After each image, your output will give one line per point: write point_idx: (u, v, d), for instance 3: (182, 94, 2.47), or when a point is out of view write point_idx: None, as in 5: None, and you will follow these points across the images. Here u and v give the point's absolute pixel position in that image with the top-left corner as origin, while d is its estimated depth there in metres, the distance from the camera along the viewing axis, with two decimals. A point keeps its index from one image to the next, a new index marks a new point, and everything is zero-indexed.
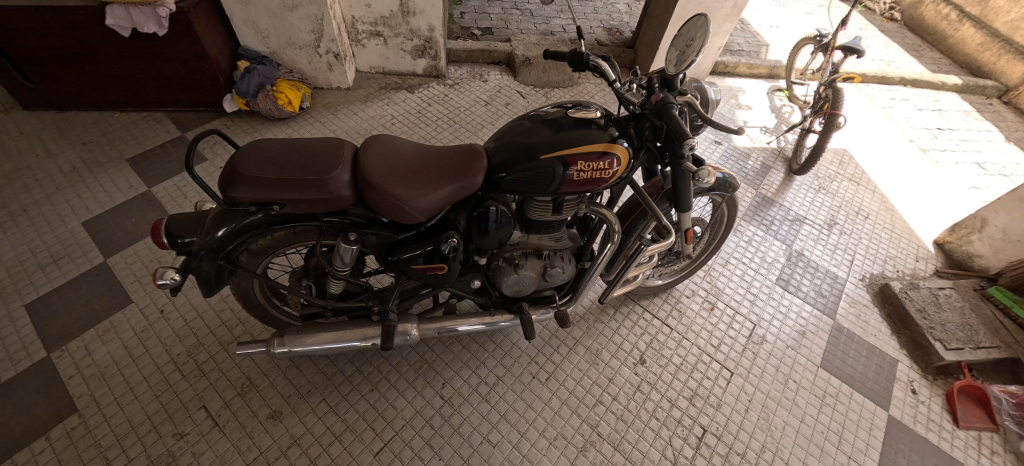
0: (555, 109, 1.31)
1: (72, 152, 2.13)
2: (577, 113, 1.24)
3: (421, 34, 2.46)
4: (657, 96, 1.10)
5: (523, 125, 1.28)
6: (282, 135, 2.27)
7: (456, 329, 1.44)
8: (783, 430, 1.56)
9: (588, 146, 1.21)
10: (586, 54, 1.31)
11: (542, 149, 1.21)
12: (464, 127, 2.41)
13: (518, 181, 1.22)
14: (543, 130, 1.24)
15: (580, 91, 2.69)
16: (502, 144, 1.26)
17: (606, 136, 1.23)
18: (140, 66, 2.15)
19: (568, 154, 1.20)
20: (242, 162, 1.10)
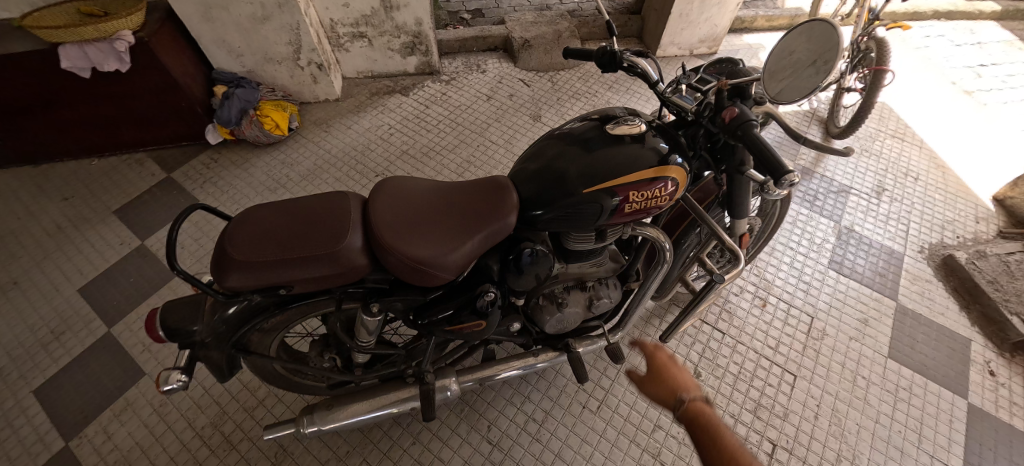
0: (588, 123, 1.14)
1: (55, 210, 1.98)
2: (619, 129, 1.06)
3: (409, 30, 2.23)
4: (732, 113, 0.92)
5: (554, 149, 1.11)
6: (274, 163, 2.10)
7: (497, 377, 1.33)
8: (858, 435, 1.44)
9: (638, 172, 1.04)
10: (620, 53, 1.14)
11: (583, 180, 1.04)
12: (468, 128, 2.22)
13: (559, 219, 1.06)
14: (582, 156, 1.06)
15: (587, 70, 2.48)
16: (535, 174, 1.09)
17: (656, 156, 1.05)
18: (109, 107, 1.96)
19: (616, 183, 1.03)
20: (237, 242, 0.93)
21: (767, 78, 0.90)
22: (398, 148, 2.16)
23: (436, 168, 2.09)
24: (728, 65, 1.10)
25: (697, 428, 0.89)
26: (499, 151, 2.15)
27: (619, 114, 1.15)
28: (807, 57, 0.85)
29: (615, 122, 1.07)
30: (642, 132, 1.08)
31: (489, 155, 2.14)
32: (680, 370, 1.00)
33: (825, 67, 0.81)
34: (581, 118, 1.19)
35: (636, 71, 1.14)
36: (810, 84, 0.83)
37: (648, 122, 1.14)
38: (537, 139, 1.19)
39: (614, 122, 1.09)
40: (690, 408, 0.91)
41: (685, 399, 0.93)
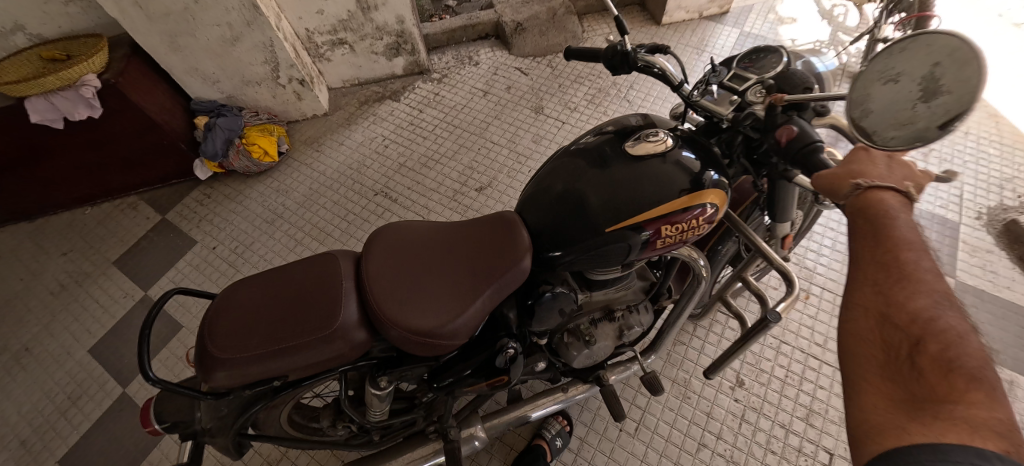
0: (604, 141, 0.98)
1: (55, 268, 1.92)
2: (641, 151, 0.92)
3: (391, 29, 2.06)
4: (787, 131, 0.76)
5: (567, 178, 0.96)
6: (269, 192, 2.00)
7: (529, 417, 1.23)
8: None
9: (668, 202, 0.89)
10: (632, 52, 0.95)
11: (604, 217, 0.90)
12: (467, 130, 2.08)
13: (582, 262, 0.93)
14: (600, 186, 0.92)
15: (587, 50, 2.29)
16: (547, 211, 0.96)
17: (688, 178, 0.90)
18: (89, 155, 1.86)
19: (644, 218, 0.89)
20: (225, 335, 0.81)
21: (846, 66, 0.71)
22: (395, 161, 2.02)
23: (437, 178, 1.96)
24: (766, 54, 0.91)
25: (862, 220, 0.68)
26: (503, 152, 2.00)
27: (639, 127, 0.99)
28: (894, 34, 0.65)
29: (636, 142, 0.92)
30: (669, 150, 0.92)
31: (492, 157, 1.99)
32: (887, 159, 0.70)
33: (904, 48, 0.63)
34: (595, 132, 1.03)
35: (655, 72, 0.95)
36: (878, 68, 0.65)
37: (674, 132, 0.97)
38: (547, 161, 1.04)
39: (635, 141, 0.94)
40: (870, 195, 0.67)
41: (871, 181, 0.68)
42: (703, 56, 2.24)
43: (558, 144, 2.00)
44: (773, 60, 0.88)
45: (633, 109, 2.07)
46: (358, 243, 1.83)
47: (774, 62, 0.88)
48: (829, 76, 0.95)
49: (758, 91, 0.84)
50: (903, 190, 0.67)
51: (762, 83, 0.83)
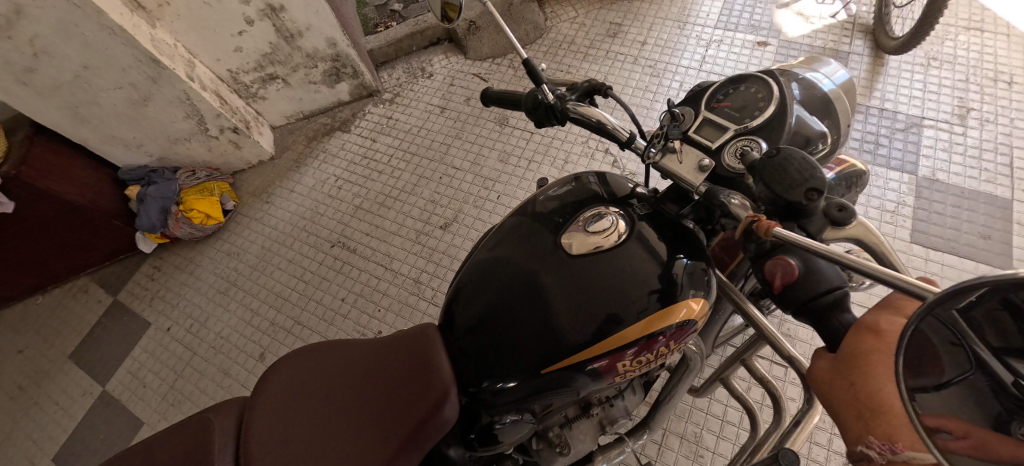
0: (547, 221, 0.76)
1: (9, 369, 1.79)
2: (590, 247, 0.69)
3: (324, 54, 1.82)
4: (787, 265, 0.50)
5: (503, 280, 0.75)
6: (223, 257, 1.83)
7: None
8: None
9: (630, 320, 0.66)
10: (557, 104, 0.68)
11: (551, 343, 0.69)
12: (426, 157, 1.86)
13: (529, 399, 0.73)
14: (543, 297, 0.71)
15: (552, 41, 2.01)
16: (483, 326, 0.75)
17: (655, 279, 0.66)
18: (17, 248, 1.69)
19: (601, 346, 0.67)
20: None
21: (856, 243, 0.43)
22: (351, 204, 1.83)
23: (399, 219, 1.76)
24: (745, 87, 0.64)
25: None
26: (467, 178, 1.78)
27: (589, 198, 0.75)
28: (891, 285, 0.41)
29: (582, 231, 0.70)
30: (626, 240, 0.69)
31: (456, 186, 1.77)
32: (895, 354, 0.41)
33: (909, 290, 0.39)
34: (538, 203, 0.80)
35: (596, 127, 0.69)
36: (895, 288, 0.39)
37: (631, 205, 0.73)
38: (484, 244, 0.83)
39: (583, 227, 0.70)
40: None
41: (892, 450, 0.37)
42: (686, 29, 1.94)
43: (527, 160, 1.75)
44: (755, 98, 0.62)
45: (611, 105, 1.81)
46: (319, 307, 1.65)
47: (756, 100, 0.62)
48: (841, 95, 0.67)
49: (739, 151, 0.59)
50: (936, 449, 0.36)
51: (745, 138, 0.59)
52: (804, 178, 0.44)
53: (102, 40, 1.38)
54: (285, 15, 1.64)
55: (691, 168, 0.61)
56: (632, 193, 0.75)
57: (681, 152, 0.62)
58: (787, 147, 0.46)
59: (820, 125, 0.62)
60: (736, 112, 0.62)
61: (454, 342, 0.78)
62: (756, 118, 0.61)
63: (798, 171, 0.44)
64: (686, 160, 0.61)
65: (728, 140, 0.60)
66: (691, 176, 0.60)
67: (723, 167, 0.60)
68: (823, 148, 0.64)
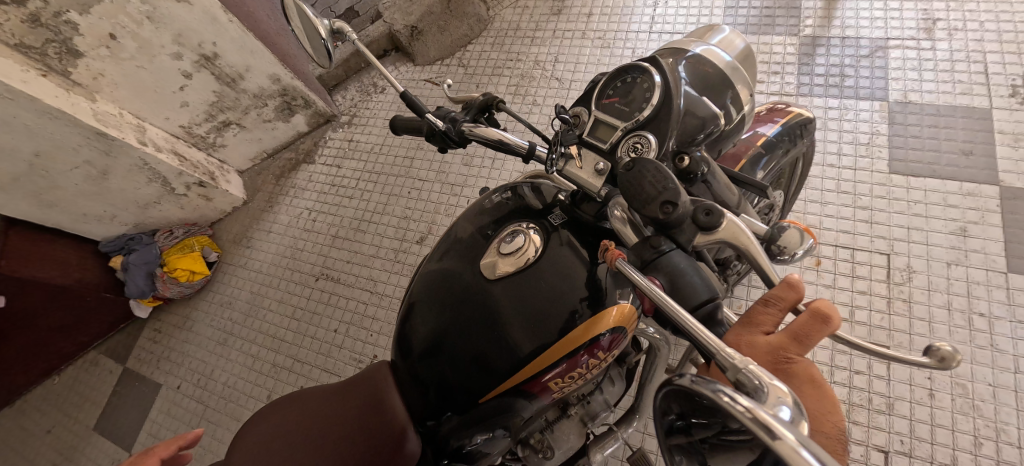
0: (478, 240, 0.75)
1: (41, 450, 1.86)
2: (517, 262, 0.69)
3: (271, 92, 1.82)
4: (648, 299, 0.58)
5: (441, 301, 0.73)
6: (217, 307, 1.86)
7: None
8: (994, 402, 1.12)
9: (576, 327, 0.65)
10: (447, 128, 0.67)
11: (503, 358, 0.68)
12: (393, 173, 1.85)
13: (491, 420, 0.71)
14: (483, 313, 0.69)
15: (498, 31, 1.96)
16: (428, 353, 0.73)
17: (585, 286, 0.67)
18: (20, 337, 1.74)
19: (555, 357, 0.66)
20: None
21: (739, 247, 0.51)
22: (328, 234, 1.83)
23: (376, 240, 1.76)
24: (632, 79, 0.61)
25: None
26: (435, 188, 1.76)
27: (513, 211, 0.76)
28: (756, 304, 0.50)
29: (503, 244, 0.69)
30: (548, 250, 0.70)
31: (426, 198, 1.76)
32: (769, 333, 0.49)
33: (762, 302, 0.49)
34: (468, 221, 0.79)
35: (495, 144, 0.68)
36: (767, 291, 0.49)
37: (548, 218, 0.74)
38: (425, 264, 0.82)
39: (507, 242, 0.70)
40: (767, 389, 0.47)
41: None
42: None
43: (491, 159, 1.73)
44: (643, 91, 0.60)
45: (566, 87, 1.76)
46: (315, 342, 1.67)
47: (643, 93, 0.59)
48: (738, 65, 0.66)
49: (629, 150, 0.58)
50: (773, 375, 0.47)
51: (632, 136, 0.58)
52: (657, 191, 0.51)
53: (45, 125, 1.39)
54: (220, 61, 1.64)
55: (590, 173, 0.60)
56: (552, 202, 0.76)
57: (580, 157, 0.61)
58: (644, 159, 0.53)
59: (710, 106, 0.61)
60: (624, 103, 0.60)
61: (410, 368, 0.76)
62: (643, 113, 0.58)
63: (652, 184, 0.51)
64: (585, 165, 0.61)
65: (618, 140, 0.59)
66: (592, 181, 0.60)
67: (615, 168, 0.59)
68: (721, 126, 0.64)
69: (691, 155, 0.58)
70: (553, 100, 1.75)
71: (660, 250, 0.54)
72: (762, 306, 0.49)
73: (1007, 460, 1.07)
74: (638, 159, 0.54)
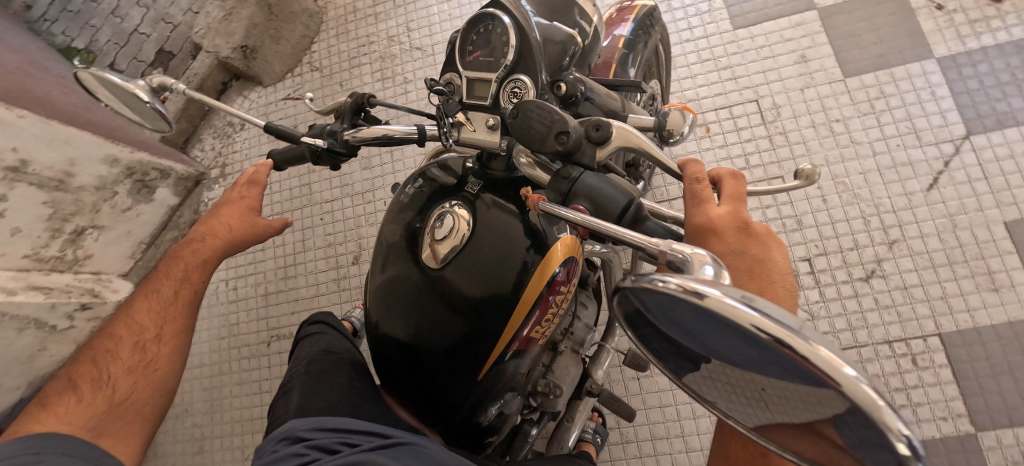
0: (413, 233, 0.84)
1: None
2: (456, 239, 0.77)
3: (115, 176, 1.59)
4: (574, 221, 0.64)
5: (408, 298, 0.82)
6: (173, 419, 1.67)
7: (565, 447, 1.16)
8: (868, 187, 1.44)
9: (534, 279, 0.78)
10: (335, 144, 0.78)
11: (486, 324, 0.78)
12: (294, 205, 1.74)
13: (492, 381, 0.82)
14: (450, 293, 0.79)
15: (336, 19, 1.83)
16: (417, 353, 0.82)
17: (525, 236, 0.80)
18: None
19: (528, 309, 0.78)
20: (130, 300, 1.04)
21: (634, 143, 0.57)
22: (257, 295, 1.70)
23: (309, 279, 1.67)
24: (484, 29, 0.69)
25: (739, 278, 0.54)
26: (347, 203, 1.70)
27: (436, 194, 0.85)
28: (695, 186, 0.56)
29: (438, 225, 0.77)
30: (479, 216, 0.80)
31: (341, 216, 1.70)
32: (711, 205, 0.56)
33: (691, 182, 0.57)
34: (401, 217, 0.88)
35: (385, 138, 0.78)
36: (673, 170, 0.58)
37: (467, 190, 0.83)
38: (373, 276, 0.89)
39: (440, 224, 0.79)
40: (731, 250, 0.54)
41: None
42: None
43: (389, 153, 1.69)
44: (500, 39, 0.67)
45: (430, 54, 1.71)
46: None
47: (501, 39, 0.67)
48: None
49: (512, 94, 0.68)
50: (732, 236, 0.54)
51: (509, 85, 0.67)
52: (547, 126, 0.56)
53: None
54: (32, 166, 1.37)
55: (485, 130, 0.69)
56: (465, 173, 0.86)
57: (469, 120, 0.70)
58: (524, 105, 0.56)
59: (565, 30, 0.70)
60: (491, 56, 0.68)
61: (412, 359, 0.83)
62: (507, 60, 0.67)
63: (541, 123, 0.56)
64: (477, 124, 0.69)
65: (495, 93, 0.68)
66: (489, 139, 0.69)
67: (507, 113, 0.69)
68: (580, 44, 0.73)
69: (565, 80, 0.72)
70: (423, 72, 1.70)
71: (573, 176, 0.61)
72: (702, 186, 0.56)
73: (890, 224, 1.42)
74: (519, 103, 0.57)
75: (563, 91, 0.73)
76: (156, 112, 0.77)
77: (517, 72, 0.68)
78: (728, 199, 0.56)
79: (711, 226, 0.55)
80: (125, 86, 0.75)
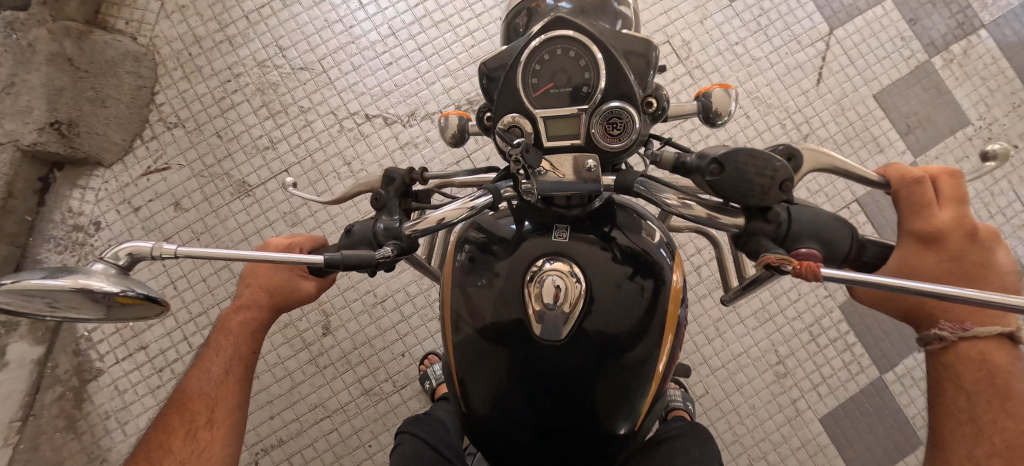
0: (496, 304, 0.68)
1: None
2: (569, 300, 0.62)
3: None
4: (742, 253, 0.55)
5: (520, 374, 0.67)
6: None
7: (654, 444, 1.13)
8: (775, 95, 1.48)
9: (658, 302, 0.68)
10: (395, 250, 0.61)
11: (620, 368, 0.67)
12: (218, 296, 1.40)
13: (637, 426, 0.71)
14: (568, 355, 0.66)
15: (175, 56, 1.44)
16: (552, 431, 0.68)
17: (624, 262, 0.68)
18: None
19: (664, 336, 0.69)
20: (178, 387, 0.79)
21: (827, 164, 0.53)
22: None
23: (276, 372, 1.40)
24: (554, 53, 0.58)
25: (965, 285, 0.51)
26: None
27: (505, 251, 0.71)
28: (913, 192, 0.53)
29: (542, 292, 0.61)
30: (575, 263, 0.66)
31: None
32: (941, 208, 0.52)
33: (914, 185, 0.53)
34: (462, 288, 0.72)
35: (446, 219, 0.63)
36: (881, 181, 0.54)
37: (555, 238, 0.69)
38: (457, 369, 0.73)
39: (539, 287, 0.62)
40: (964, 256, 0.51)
41: (964, 329, 0.51)
42: None
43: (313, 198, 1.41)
44: (576, 63, 0.57)
45: (319, 73, 1.44)
46: None
47: (576, 63, 0.57)
48: None
49: (608, 126, 0.57)
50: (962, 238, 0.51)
51: (610, 112, 0.56)
52: (771, 177, 0.48)
53: None
54: None
55: (578, 172, 0.58)
56: (520, 216, 0.73)
57: (553, 166, 0.58)
58: (728, 153, 0.49)
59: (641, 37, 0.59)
60: (574, 84, 0.57)
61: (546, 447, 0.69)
62: (592, 88, 0.57)
63: (761, 174, 0.48)
64: (566, 167, 0.57)
65: (593, 126, 0.56)
66: (587, 181, 0.57)
67: (602, 148, 0.58)
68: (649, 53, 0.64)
69: (653, 94, 0.59)
70: (318, 95, 1.44)
71: (782, 216, 0.52)
72: (920, 186, 0.52)
73: (800, 122, 1.47)
74: (723, 155, 0.49)
75: (655, 108, 0.59)
76: (140, 299, 0.47)
77: (608, 97, 0.57)
78: (950, 202, 0.52)
79: (933, 233, 0.52)
80: (68, 286, 0.44)
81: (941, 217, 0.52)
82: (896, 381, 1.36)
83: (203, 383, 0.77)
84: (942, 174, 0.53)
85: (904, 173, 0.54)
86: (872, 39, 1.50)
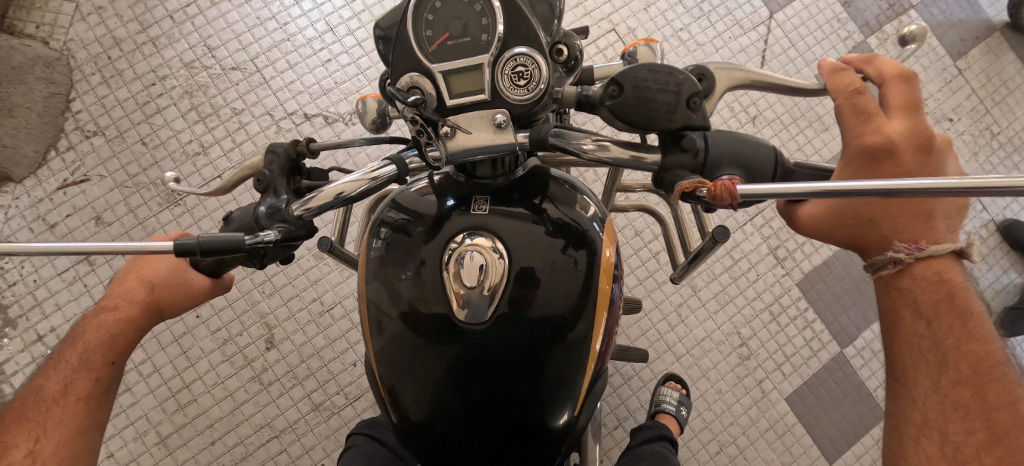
0: (411, 288, 0.58)
1: None
2: (490, 281, 0.54)
3: None
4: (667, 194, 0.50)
5: (444, 369, 0.56)
6: None
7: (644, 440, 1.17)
8: None
9: (592, 275, 0.59)
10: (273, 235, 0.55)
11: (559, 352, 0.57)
12: None
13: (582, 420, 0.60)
14: (500, 339, 0.55)
15: (92, 60, 1.34)
16: (480, 431, 0.55)
17: (556, 234, 0.59)
18: None
19: (599, 314, 0.59)
20: (20, 400, 0.67)
21: (738, 76, 0.56)
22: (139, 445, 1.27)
23: (216, 393, 1.30)
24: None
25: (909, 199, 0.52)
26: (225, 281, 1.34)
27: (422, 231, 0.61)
28: (855, 99, 0.52)
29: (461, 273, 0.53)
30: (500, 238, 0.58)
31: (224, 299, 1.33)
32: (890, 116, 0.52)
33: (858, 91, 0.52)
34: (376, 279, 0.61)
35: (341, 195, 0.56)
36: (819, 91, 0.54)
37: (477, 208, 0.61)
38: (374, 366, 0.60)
39: (459, 267, 0.54)
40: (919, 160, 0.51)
41: (918, 249, 0.51)
42: None
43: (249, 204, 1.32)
44: (472, 10, 0.46)
45: (251, 72, 1.37)
46: None
47: (471, 8, 0.46)
48: None
49: (514, 76, 0.46)
50: (915, 142, 0.51)
51: (514, 60, 0.45)
52: (675, 93, 0.45)
53: None
54: None
55: (487, 131, 0.48)
56: (442, 193, 0.64)
57: (458, 127, 0.48)
58: (622, 73, 0.46)
59: None
60: (468, 30, 0.46)
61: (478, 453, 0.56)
62: (490, 35, 0.46)
63: (664, 91, 0.45)
64: (471, 128, 0.48)
65: (494, 78, 0.46)
66: (496, 142, 0.48)
67: (513, 104, 0.47)
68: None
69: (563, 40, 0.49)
70: (251, 95, 1.36)
71: (698, 144, 0.48)
72: (863, 96, 0.51)
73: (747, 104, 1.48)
74: (620, 75, 0.46)
75: (565, 56, 0.49)
76: None
77: (510, 42, 0.46)
78: (898, 111, 0.52)
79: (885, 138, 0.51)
80: None
81: (892, 126, 0.51)
82: (857, 355, 1.36)
83: (39, 398, 0.65)
84: (893, 80, 0.52)
85: (849, 82, 0.52)
86: (811, 21, 1.53)
